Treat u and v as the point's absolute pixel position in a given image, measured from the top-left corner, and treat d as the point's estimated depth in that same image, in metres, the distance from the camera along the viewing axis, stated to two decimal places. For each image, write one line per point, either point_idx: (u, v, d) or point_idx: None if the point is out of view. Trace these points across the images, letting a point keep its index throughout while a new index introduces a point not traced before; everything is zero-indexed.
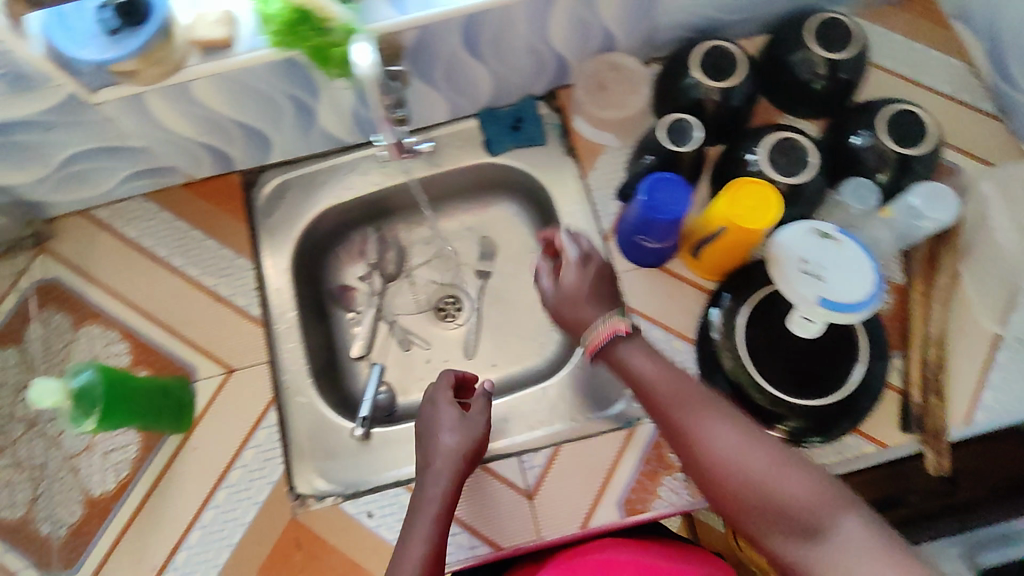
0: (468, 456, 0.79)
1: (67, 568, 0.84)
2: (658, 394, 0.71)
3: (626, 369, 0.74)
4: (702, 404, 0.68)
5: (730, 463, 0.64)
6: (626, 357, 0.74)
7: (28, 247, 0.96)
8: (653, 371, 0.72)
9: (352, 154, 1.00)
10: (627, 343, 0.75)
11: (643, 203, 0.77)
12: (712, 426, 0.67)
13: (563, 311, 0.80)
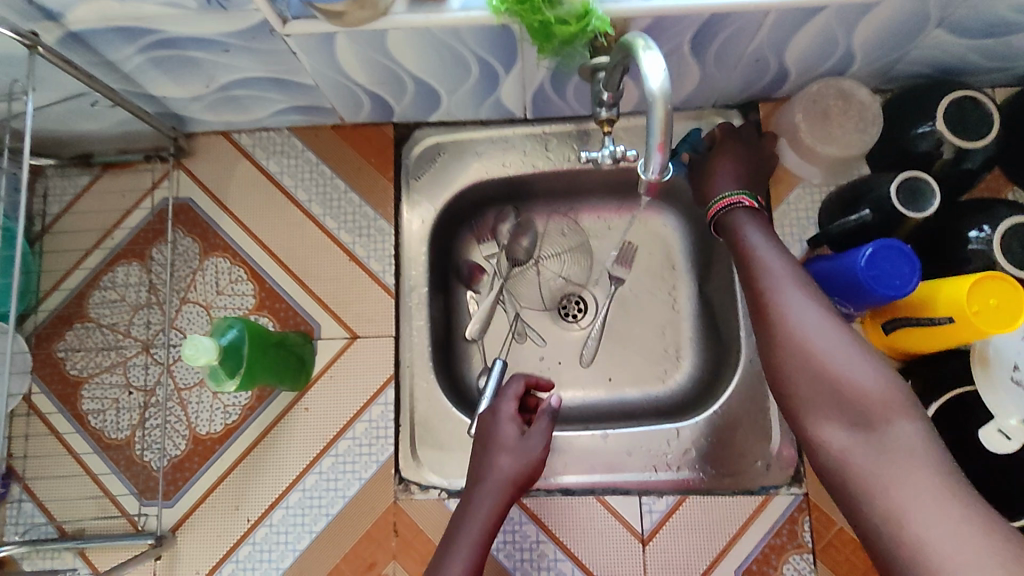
0: (520, 481, 0.72)
1: (167, 499, 0.83)
2: (811, 341, 0.61)
3: (782, 317, 0.63)
4: (861, 354, 0.59)
5: (870, 402, 0.56)
6: (789, 303, 0.64)
7: (167, 160, 0.91)
8: (815, 322, 0.62)
9: (516, 128, 0.91)
10: (799, 286, 0.65)
11: (860, 270, 0.69)
12: (858, 371, 0.58)
13: (748, 254, 0.70)
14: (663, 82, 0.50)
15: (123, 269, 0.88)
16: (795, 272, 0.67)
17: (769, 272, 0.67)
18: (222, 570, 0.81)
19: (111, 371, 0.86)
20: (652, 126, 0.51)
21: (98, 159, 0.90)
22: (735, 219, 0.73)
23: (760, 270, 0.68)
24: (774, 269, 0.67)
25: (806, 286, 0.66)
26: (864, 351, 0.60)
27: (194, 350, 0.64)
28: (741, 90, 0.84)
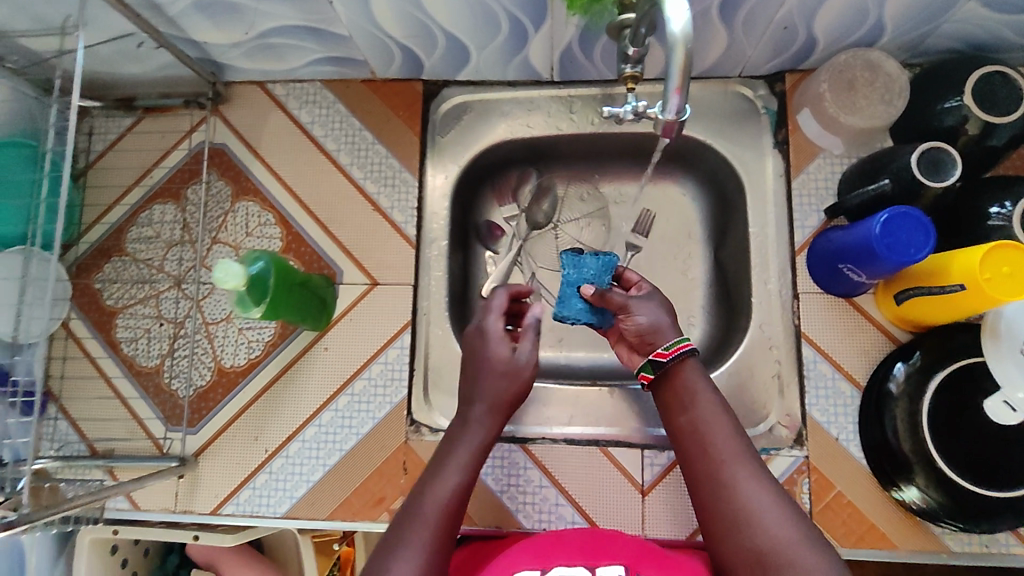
0: (507, 405, 0.70)
1: (192, 426, 0.87)
2: (755, 516, 0.58)
3: (731, 489, 0.60)
4: (814, 546, 0.56)
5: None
6: (738, 485, 0.60)
7: (205, 106, 0.94)
8: (764, 504, 0.59)
9: (543, 90, 0.93)
10: (746, 459, 0.62)
11: (875, 237, 0.70)
12: (787, 533, 0.57)
13: (693, 409, 0.66)
14: (684, 24, 0.52)
15: (159, 208, 0.93)
16: (750, 454, 0.63)
17: (715, 441, 0.64)
18: (239, 495, 0.85)
19: (143, 303, 0.91)
20: (671, 69, 0.53)
21: (139, 102, 0.94)
22: (683, 373, 0.68)
23: (705, 425, 0.65)
24: (717, 429, 0.64)
25: (760, 467, 0.62)
26: (815, 538, 0.57)
27: (224, 274, 0.67)
28: (766, 59, 0.85)
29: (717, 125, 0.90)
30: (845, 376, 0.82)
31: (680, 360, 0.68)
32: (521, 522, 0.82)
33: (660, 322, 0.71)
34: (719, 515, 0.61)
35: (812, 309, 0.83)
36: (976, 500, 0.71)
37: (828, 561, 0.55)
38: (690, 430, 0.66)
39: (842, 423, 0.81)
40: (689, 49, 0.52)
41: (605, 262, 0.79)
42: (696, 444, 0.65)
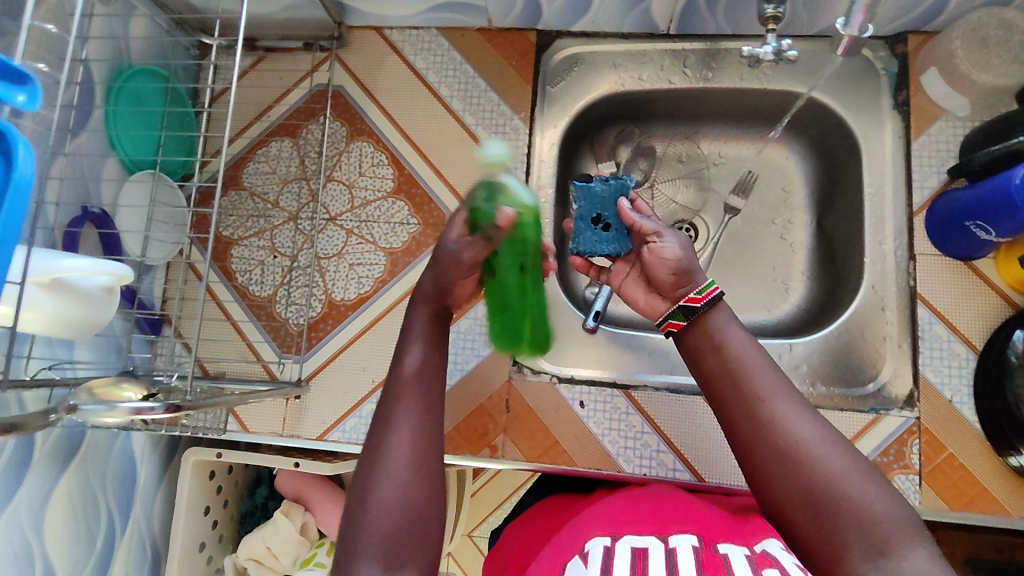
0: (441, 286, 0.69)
1: (302, 354, 0.90)
2: (807, 450, 0.55)
3: (774, 425, 0.56)
4: (868, 477, 0.53)
5: (883, 527, 0.50)
6: (783, 416, 0.57)
7: (325, 49, 0.98)
8: (816, 437, 0.55)
9: (656, 44, 0.94)
10: (792, 397, 0.58)
11: (1012, 186, 0.70)
12: (840, 466, 0.54)
13: (725, 349, 0.62)
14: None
15: (276, 144, 0.96)
16: (788, 387, 0.59)
17: (754, 377, 0.60)
18: (345, 423, 0.88)
19: (258, 236, 0.94)
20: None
21: (262, 42, 0.98)
22: (713, 318, 0.65)
23: (740, 362, 0.61)
24: (755, 365, 0.60)
25: (799, 399, 0.59)
26: (868, 469, 0.54)
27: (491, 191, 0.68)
28: (893, 18, 0.85)
29: (834, 84, 0.89)
30: (961, 339, 0.80)
31: (713, 305, 0.65)
32: (621, 466, 0.83)
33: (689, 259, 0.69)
34: (761, 454, 0.56)
35: (930, 270, 0.82)
36: None
37: (886, 493, 0.53)
38: (725, 371, 0.61)
39: (957, 385, 0.79)
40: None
41: (618, 186, 0.78)
42: (731, 384, 0.60)
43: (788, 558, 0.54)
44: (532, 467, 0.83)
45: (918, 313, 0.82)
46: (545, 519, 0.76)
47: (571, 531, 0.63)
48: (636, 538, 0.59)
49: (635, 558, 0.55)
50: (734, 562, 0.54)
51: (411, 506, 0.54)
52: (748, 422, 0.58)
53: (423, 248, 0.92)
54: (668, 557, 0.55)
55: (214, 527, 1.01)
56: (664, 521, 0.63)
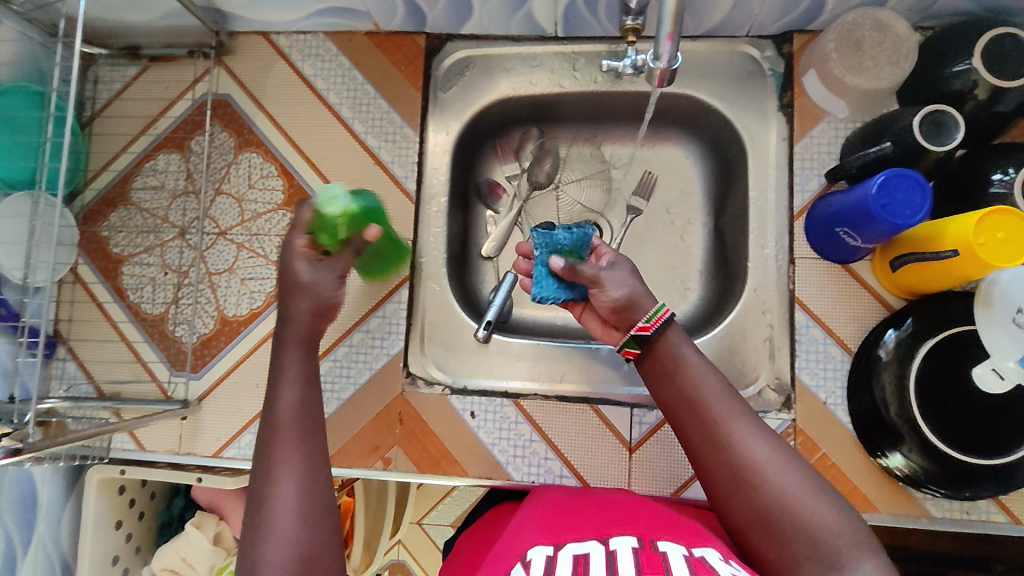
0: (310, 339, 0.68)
1: (195, 372, 0.90)
2: (759, 472, 0.58)
3: (728, 447, 0.60)
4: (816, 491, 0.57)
5: (827, 541, 0.54)
6: (736, 438, 0.60)
7: (209, 56, 0.94)
8: (767, 457, 0.59)
9: (547, 46, 0.92)
10: (748, 422, 0.61)
11: (871, 199, 0.69)
12: (789, 485, 0.57)
13: (680, 374, 0.65)
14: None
15: (163, 158, 0.94)
16: (740, 408, 0.62)
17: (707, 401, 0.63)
18: (240, 439, 0.88)
19: (149, 252, 0.93)
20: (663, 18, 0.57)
21: (144, 51, 0.95)
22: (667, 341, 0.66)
23: (697, 389, 0.64)
24: (708, 389, 0.64)
25: (751, 418, 0.62)
26: (814, 483, 0.58)
27: (329, 199, 0.65)
28: (775, 18, 0.84)
29: (721, 86, 0.89)
30: (836, 342, 0.82)
31: (663, 330, 0.66)
32: (511, 474, 0.84)
33: (637, 292, 0.69)
34: (719, 475, 0.60)
35: (809, 274, 0.83)
36: (961, 466, 0.73)
37: (828, 504, 0.56)
38: (682, 395, 0.64)
39: (832, 387, 0.82)
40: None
41: (578, 235, 0.77)
42: (686, 408, 0.64)
43: (727, 566, 0.53)
44: (423, 478, 0.85)
45: (795, 316, 0.83)
46: (493, 535, 0.74)
47: (517, 541, 0.61)
48: (578, 545, 0.58)
49: (575, 564, 0.54)
50: (672, 562, 0.53)
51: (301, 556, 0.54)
52: (708, 446, 0.61)
53: None
54: (607, 562, 0.53)
55: (128, 540, 1.01)
56: (606, 527, 0.62)
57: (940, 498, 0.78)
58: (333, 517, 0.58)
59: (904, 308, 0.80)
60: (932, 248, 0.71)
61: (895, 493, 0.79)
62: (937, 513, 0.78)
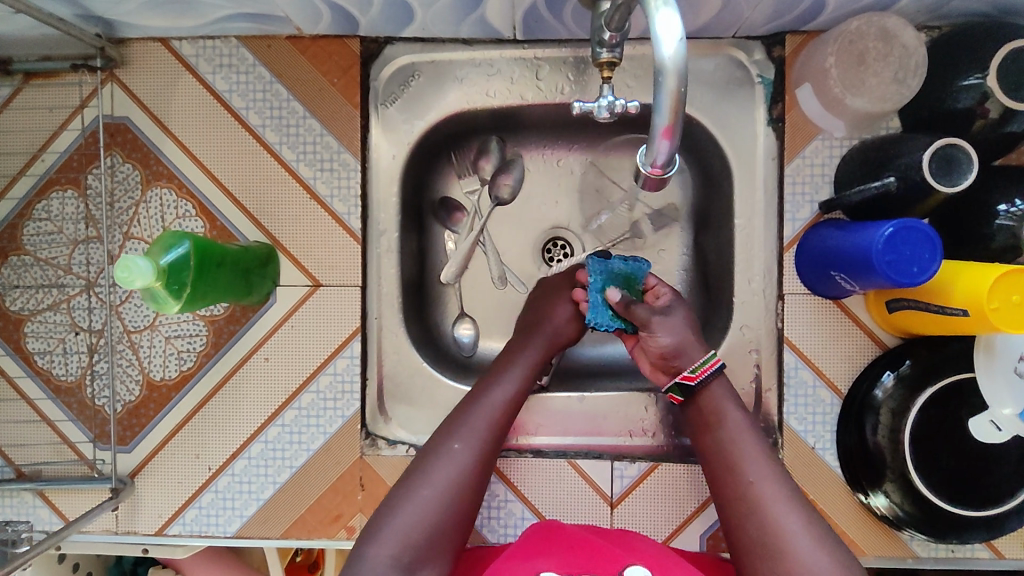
0: None
1: (125, 445, 0.80)
2: (787, 539, 0.56)
3: (758, 510, 0.59)
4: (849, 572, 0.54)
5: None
6: (775, 505, 0.59)
7: (96, 71, 0.78)
8: (802, 528, 0.57)
9: (505, 50, 0.79)
10: (779, 484, 0.61)
11: (876, 254, 0.62)
12: (822, 564, 0.54)
13: (722, 431, 0.66)
14: (677, 51, 0.40)
15: (57, 197, 0.79)
16: (781, 475, 0.62)
17: (747, 463, 0.62)
18: (184, 515, 0.80)
19: (54, 310, 0.80)
20: (658, 106, 0.42)
21: (16, 66, 0.77)
22: (710, 395, 0.68)
23: (733, 445, 0.64)
24: (747, 450, 0.64)
25: (791, 489, 0.61)
26: (845, 562, 0.55)
27: (127, 271, 0.54)
28: (767, 20, 0.72)
29: (704, 96, 0.78)
30: (826, 384, 0.77)
31: (709, 380, 0.67)
32: (487, 536, 0.79)
33: (693, 341, 0.69)
34: (745, 538, 0.59)
35: (799, 312, 0.77)
36: (954, 519, 0.70)
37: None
38: (717, 451, 0.65)
39: (820, 431, 0.77)
40: (683, 85, 0.40)
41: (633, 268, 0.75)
42: (724, 466, 0.64)
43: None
44: None
45: (783, 356, 0.77)
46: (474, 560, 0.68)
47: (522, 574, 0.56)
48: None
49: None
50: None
51: (432, 532, 0.60)
52: (737, 505, 0.61)
53: (248, 314, 0.79)
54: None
55: None
56: (614, 560, 0.59)
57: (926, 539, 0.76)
58: None
59: (898, 347, 0.74)
60: (938, 302, 0.64)
61: (883, 536, 0.77)
62: (924, 555, 0.76)
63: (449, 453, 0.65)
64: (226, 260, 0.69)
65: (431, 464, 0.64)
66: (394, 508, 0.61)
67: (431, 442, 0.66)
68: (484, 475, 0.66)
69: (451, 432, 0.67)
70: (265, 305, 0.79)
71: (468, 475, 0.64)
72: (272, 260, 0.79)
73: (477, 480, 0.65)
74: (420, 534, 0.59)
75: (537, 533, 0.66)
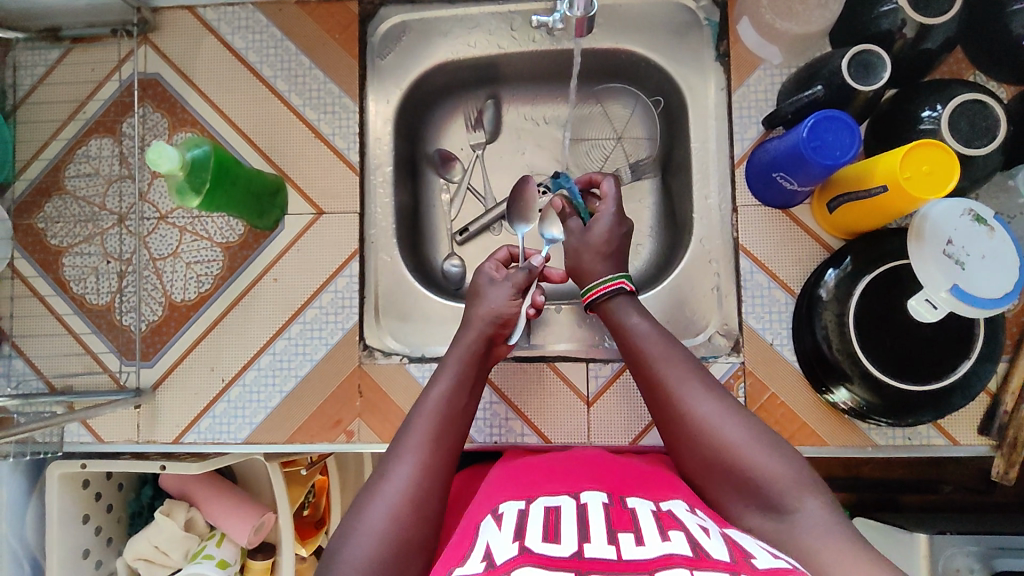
0: (646, 372, 0.69)
1: (147, 361, 0.89)
2: (710, 428, 0.63)
3: (681, 409, 0.65)
4: (768, 444, 0.61)
5: (777, 486, 0.59)
6: (687, 399, 0.65)
7: (133, 34, 0.91)
8: (715, 410, 0.64)
9: (482, 7, 0.91)
10: (692, 379, 0.66)
11: (803, 142, 0.70)
12: (740, 434, 0.62)
13: (629, 335, 0.71)
14: None
15: (96, 142, 0.91)
16: (688, 364, 0.68)
17: (656, 361, 0.68)
18: (199, 424, 0.88)
19: (88, 242, 0.90)
20: None
21: (65, 33, 0.91)
22: (611, 304, 0.74)
23: (645, 355, 0.69)
24: (657, 354, 0.69)
25: (700, 377, 0.67)
26: (763, 434, 0.62)
27: (157, 156, 0.66)
28: None
29: (655, 39, 0.90)
30: (780, 285, 0.84)
31: (608, 297, 0.74)
32: (473, 436, 0.86)
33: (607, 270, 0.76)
34: (676, 437, 0.66)
35: (752, 222, 0.85)
36: (902, 396, 0.76)
37: (780, 453, 0.61)
38: (635, 364, 0.70)
39: (777, 329, 0.84)
40: None
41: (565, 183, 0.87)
42: (642, 378, 0.69)
43: (692, 517, 0.58)
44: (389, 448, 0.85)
45: (740, 262, 0.86)
46: (464, 490, 0.76)
47: (485, 506, 0.64)
48: (550, 498, 0.62)
49: (548, 516, 0.58)
50: (642, 517, 0.57)
51: (401, 544, 0.59)
52: (664, 409, 0.67)
53: (259, 239, 0.89)
54: (579, 513, 0.58)
55: (98, 533, 0.99)
56: (579, 480, 0.67)
57: (883, 427, 0.82)
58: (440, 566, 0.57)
59: (843, 247, 0.81)
60: (865, 187, 0.72)
61: (843, 427, 0.83)
62: (885, 444, 0.82)
63: (400, 462, 0.64)
64: (240, 179, 0.80)
65: (386, 476, 0.64)
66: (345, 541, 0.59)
67: (384, 462, 0.66)
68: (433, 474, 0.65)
69: (398, 449, 0.66)
70: (275, 231, 0.89)
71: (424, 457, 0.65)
72: (281, 190, 0.89)
73: (438, 472, 0.65)
74: (383, 547, 0.58)
75: (514, 465, 0.74)
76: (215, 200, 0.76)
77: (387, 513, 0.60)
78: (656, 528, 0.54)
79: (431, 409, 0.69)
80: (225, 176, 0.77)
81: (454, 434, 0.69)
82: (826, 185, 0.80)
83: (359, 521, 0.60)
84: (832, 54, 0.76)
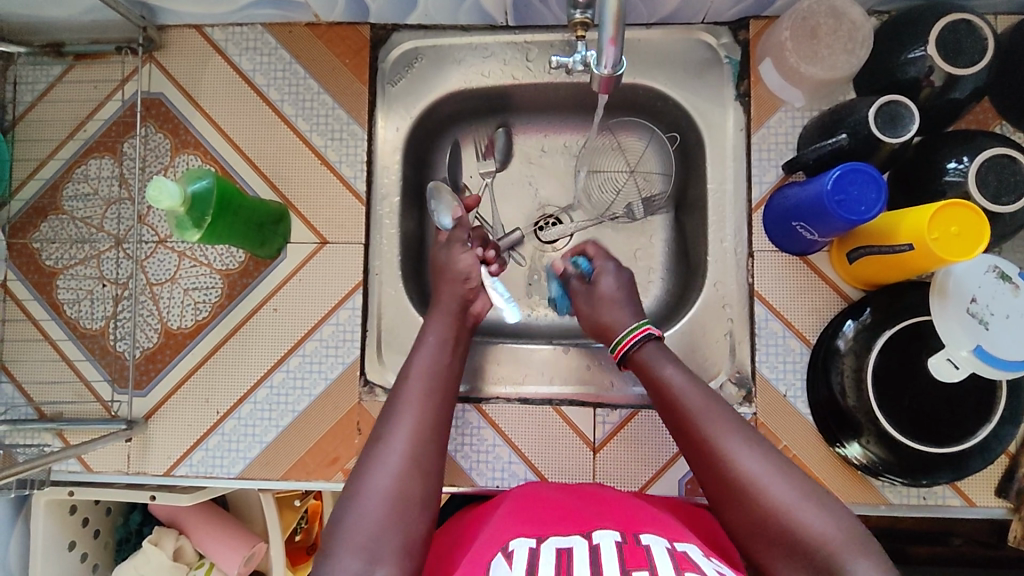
0: (682, 420, 0.65)
1: (140, 390, 0.86)
2: (754, 483, 0.58)
3: (721, 462, 0.60)
4: (818, 502, 0.57)
5: (829, 547, 0.54)
6: (730, 452, 0.60)
7: (137, 52, 0.88)
8: (758, 469, 0.59)
9: (497, 36, 0.89)
10: (736, 432, 0.62)
11: (827, 194, 0.68)
12: (787, 491, 0.57)
13: (664, 386, 0.67)
14: None
15: (95, 162, 0.88)
16: (730, 416, 0.63)
17: (696, 414, 0.64)
18: (192, 456, 0.85)
19: (85, 264, 0.87)
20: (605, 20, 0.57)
21: (68, 48, 0.88)
22: (640, 355, 0.71)
23: (684, 405, 0.65)
24: (697, 404, 0.65)
25: (743, 430, 0.62)
26: (814, 492, 0.58)
27: (158, 192, 0.64)
28: (731, 4, 0.82)
29: (674, 76, 0.88)
30: (795, 335, 0.82)
31: (637, 346, 0.72)
32: (474, 479, 0.83)
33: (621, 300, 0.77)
34: (714, 489, 0.61)
35: (768, 268, 0.83)
36: (919, 457, 0.73)
37: (833, 511, 0.56)
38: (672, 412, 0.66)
39: (791, 379, 0.82)
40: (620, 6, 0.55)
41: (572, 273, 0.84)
42: (679, 425, 0.65)
43: (708, 562, 0.55)
44: None
45: (754, 309, 0.83)
46: (460, 524, 0.72)
47: (491, 542, 0.60)
48: (561, 538, 0.59)
49: (560, 559, 0.54)
50: (657, 556, 0.54)
51: (403, 503, 0.58)
52: (701, 460, 0.62)
53: (260, 268, 0.87)
54: (593, 554, 0.55)
55: (84, 560, 0.96)
56: (588, 517, 0.64)
57: (897, 485, 0.79)
58: (422, 514, 0.59)
59: (863, 298, 0.79)
60: (891, 241, 0.70)
61: (857, 483, 0.81)
62: (898, 503, 0.80)
63: (395, 424, 0.64)
64: (242, 210, 0.78)
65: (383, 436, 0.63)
66: (351, 504, 0.58)
67: (377, 428, 0.65)
68: (432, 440, 0.64)
69: (395, 413, 0.66)
70: (276, 260, 0.87)
71: (425, 427, 0.64)
72: (285, 218, 0.86)
73: (434, 429, 0.65)
74: (389, 506, 0.58)
75: (520, 495, 0.70)
76: (213, 233, 0.74)
77: (390, 474, 0.60)
78: (673, 569, 0.52)
79: (419, 370, 0.70)
80: (224, 208, 0.74)
81: (443, 392, 0.69)
82: (846, 235, 0.78)
83: (358, 483, 0.60)
84: (858, 101, 0.74)
